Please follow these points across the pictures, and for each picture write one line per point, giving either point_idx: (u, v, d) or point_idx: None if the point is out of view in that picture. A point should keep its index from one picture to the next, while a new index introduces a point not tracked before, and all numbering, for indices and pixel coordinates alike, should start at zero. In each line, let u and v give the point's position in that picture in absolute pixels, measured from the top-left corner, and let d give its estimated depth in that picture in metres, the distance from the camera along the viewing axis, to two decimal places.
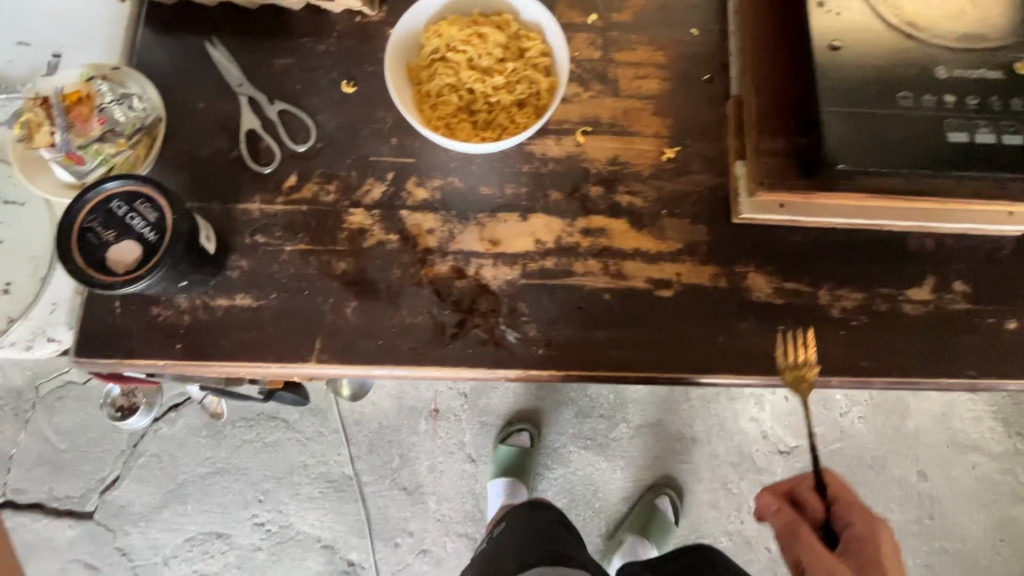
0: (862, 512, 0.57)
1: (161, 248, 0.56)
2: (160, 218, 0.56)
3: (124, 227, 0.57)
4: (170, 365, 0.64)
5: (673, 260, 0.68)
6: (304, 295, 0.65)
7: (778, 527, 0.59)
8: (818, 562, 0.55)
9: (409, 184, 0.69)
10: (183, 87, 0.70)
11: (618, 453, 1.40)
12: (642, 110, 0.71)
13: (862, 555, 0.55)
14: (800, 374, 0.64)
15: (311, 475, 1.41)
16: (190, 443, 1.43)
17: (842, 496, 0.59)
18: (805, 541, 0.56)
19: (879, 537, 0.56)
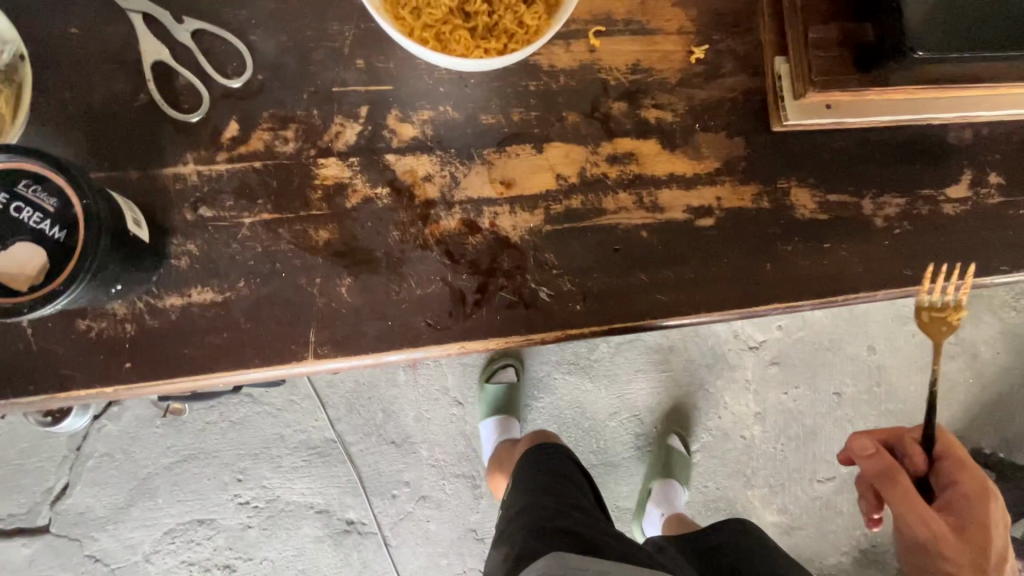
0: (972, 474, 0.55)
1: (74, 254, 0.40)
2: (64, 205, 0.40)
3: (12, 224, 0.40)
4: (121, 389, 0.50)
5: (712, 182, 0.59)
6: (283, 278, 0.52)
7: (872, 470, 0.57)
8: (911, 511, 0.54)
9: (390, 120, 0.54)
10: (46, 8, 0.50)
11: (603, 373, 1.39)
12: (661, 0, 0.59)
13: (962, 514, 0.54)
14: (939, 316, 0.60)
15: (291, 445, 1.31)
16: (145, 435, 1.27)
17: (950, 453, 0.57)
18: (901, 489, 0.55)
19: (986, 499, 0.54)
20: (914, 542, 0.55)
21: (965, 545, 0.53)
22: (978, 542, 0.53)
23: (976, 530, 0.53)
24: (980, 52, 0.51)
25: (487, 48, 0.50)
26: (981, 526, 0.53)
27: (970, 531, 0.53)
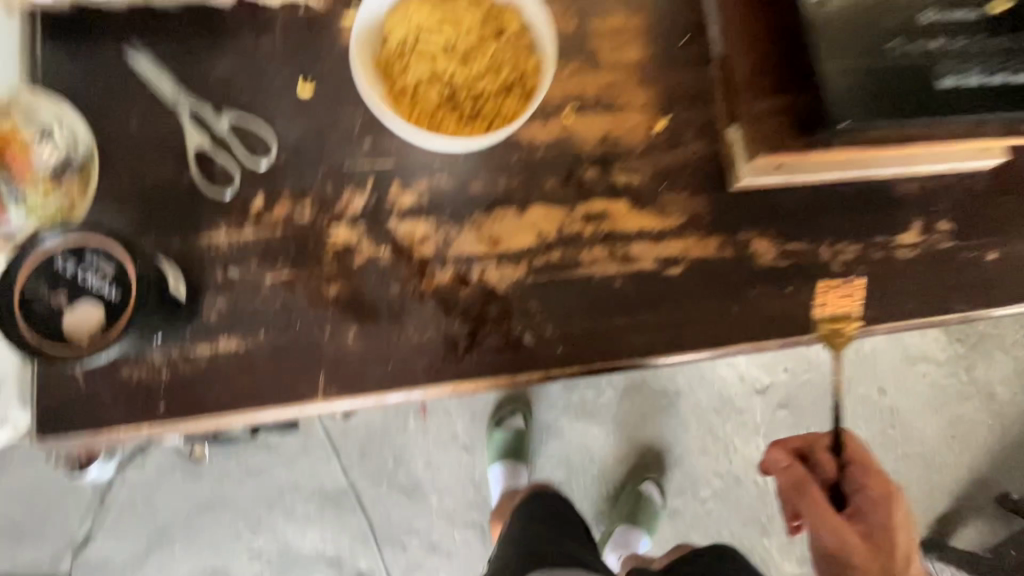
0: (875, 478, 0.64)
1: (127, 310, 0.48)
2: (120, 270, 0.48)
3: (77, 286, 0.48)
4: (155, 428, 0.57)
5: (678, 236, 0.66)
6: (297, 328, 0.59)
7: (786, 481, 0.66)
8: (819, 515, 0.62)
9: (392, 191, 0.63)
10: (110, 108, 0.61)
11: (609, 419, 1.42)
12: (626, 82, 0.68)
13: (869, 517, 0.63)
14: (837, 328, 0.66)
15: (305, 494, 1.35)
16: (166, 484, 1.32)
17: (855, 459, 0.66)
18: (809, 497, 0.63)
19: (890, 503, 0.63)
20: (831, 553, 0.62)
21: (873, 550, 0.61)
22: (885, 545, 0.61)
23: (881, 533, 0.62)
24: (901, 121, 0.57)
25: (470, 130, 0.58)
26: (885, 529, 0.62)
27: (877, 536, 0.62)
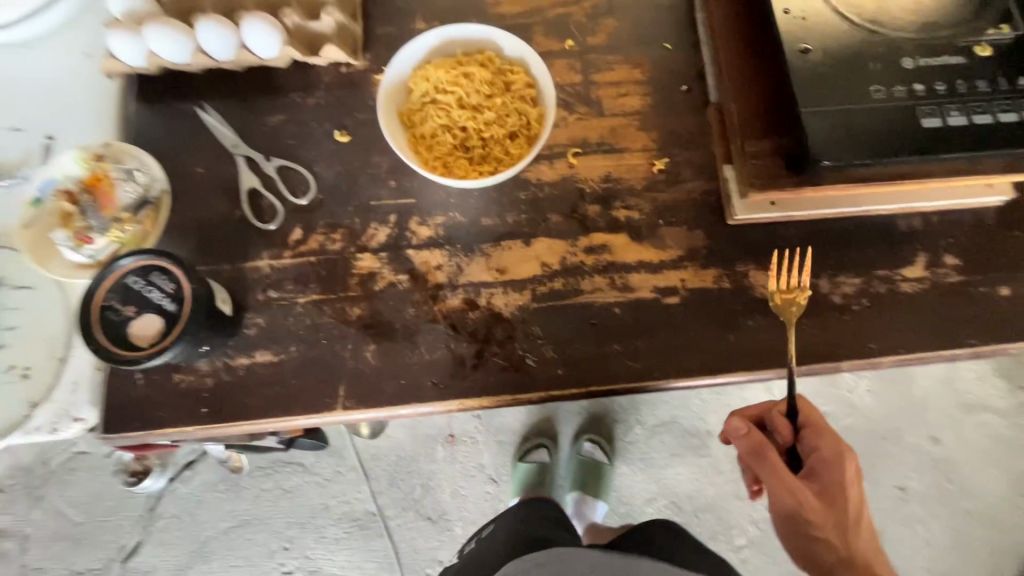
0: (829, 440, 0.65)
1: (182, 320, 0.56)
2: (179, 287, 0.57)
3: (142, 300, 0.57)
4: (197, 430, 0.65)
5: (675, 267, 0.70)
6: (323, 344, 0.67)
7: (746, 448, 0.66)
8: (777, 478, 0.63)
9: (412, 224, 0.71)
10: (181, 156, 0.73)
11: (636, 456, 1.41)
12: (627, 127, 0.74)
13: (822, 477, 0.64)
14: (790, 298, 0.67)
15: (334, 516, 1.41)
16: (209, 499, 1.42)
17: (811, 424, 0.66)
18: (768, 462, 0.64)
19: (842, 463, 0.63)
20: (787, 512, 0.64)
21: (826, 507, 0.63)
22: (837, 502, 0.63)
23: (834, 492, 0.63)
24: (883, 159, 0.60)
25: (480, 172, 0.66)
26: (838, 487, 0.63)
27: (832, 493, 0.64)
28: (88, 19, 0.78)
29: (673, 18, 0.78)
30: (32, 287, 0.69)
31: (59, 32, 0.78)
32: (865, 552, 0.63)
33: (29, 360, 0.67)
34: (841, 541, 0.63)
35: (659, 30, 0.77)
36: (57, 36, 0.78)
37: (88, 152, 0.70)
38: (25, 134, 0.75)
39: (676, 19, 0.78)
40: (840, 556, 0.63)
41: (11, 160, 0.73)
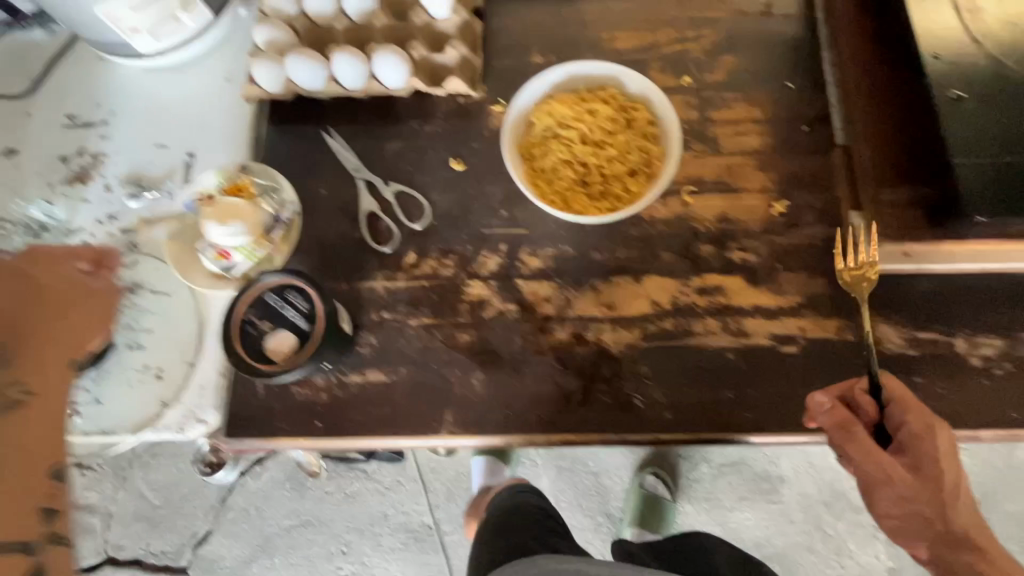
0: (919, 412, 0.56)
1: (314, 339, 0.59)
2: (311, 307, 0.60)
3: (277, 317, 0.60)
4: (310, 443, 0.67)
5: (795, 314, 0.67)
6: (432, 368, 0.68)
7: (830, 424, 0.58)
8: (865, 455, 0.56)
9: (523, 254, 0.71)
10: (307, 179, 0.77)
11: (701, 496, 1.35)
12: (746, 166, 0.72)
13: (913, 451, 0.56)
14: (860, 275, 0.65)
15: (392, 526, 1.43)
16: (276, 496, 1.47)
17: (897, 397, 0.58)
18: (855, 438, 0.56)
19: (936, 435, 0.55)
20: (874, 488, 0.56)
21: (918, 481, 0.55)
22: (933, 478, 0.55)
23: (928, 467, 0.55)
24: None
25: (600, 209, 0.65)
26: (933, 460, 0.55)
27: (925, 468, 0.55)
28: (231, 47, 0.84)
29: (796, 56, 0.76)
30: (168, 293, 0.74)
31: (205, 59, 0.84)
32: (973, 532, 0.54)
33: (160, 361, 0.71)
34: (942, 518, 0.54)
35: (781, 69, 0.76)
36: (204, 63, 0.84)
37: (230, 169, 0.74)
38: (170, 151, 0.81)
39: (799, 58, 0.76)
40: (942, 536, 0.54)
41: (157, 175, 0.79)
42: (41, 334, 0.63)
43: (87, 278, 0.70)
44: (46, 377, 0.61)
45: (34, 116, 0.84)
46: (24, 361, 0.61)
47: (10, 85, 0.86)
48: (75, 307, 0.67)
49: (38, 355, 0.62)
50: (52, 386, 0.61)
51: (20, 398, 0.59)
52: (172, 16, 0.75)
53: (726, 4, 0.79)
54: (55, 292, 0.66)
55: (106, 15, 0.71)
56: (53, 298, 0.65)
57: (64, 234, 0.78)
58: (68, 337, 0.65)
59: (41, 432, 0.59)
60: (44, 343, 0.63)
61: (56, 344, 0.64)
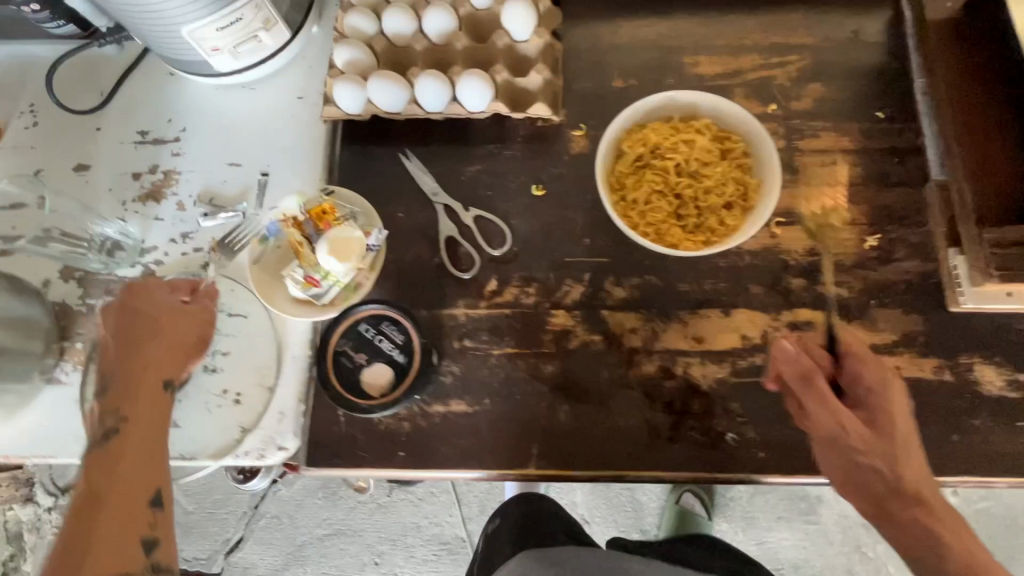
0: (875, 365, 0.57)
1: (412, 372, 0.66)
2: (406, 339, 0.67)
3: (372, 349, 0.67)
4: (393, 473, 0.66)
5: (890, 353, 0.66)
6: (517, 399, 0.67)
7: (792, 373, 0.58)
8: (824, 408, 0.56)
9: (607, 284, 0.70)
10: (384, 201, 0.76)
11: (738, 513, 1.33)
12: (836, 198, 0.71)
13: (868, 404, 0.57)
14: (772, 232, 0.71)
15: (425, 537, 1.42)
16: (308, 504, 1.46)
17: (856, 350, 0.58)
18: (816, 391, 0.56)
19: (890, 388, 0.56)
20: (832, 441, 0.56)
21: (873, 435, 0.56)
22: (889, 431, 0.56)
23: (882, 421, 0.56)
24: None
25: (696, 240, 0.64)
26: (887, 413, 0.56)
27: (880, 421, 0.56)
28: (303, 65, 0.84)
29: (885, 85, 0.74)
30: (245, 316, 0.73)
31: (277, 76, 0.84)
32: (918, 486, 0.55)
33: (238, 385, 0.71)
34: (893, 473, 0.55)
35: (869, 98, 0.74)
36: (276, 80, 0.83)
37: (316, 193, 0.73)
38: (243, 170, 0.80)
39: (888, 87, 0.74)
40: (890, 490, 0.55)
41: (232, 194, 0.79)
42: (136, 366, 0.59)
43: (186, 305, 0.64)
44: (140, 412, 0.57)
45: (104, 131, 0.84)
46: (121, 396, 0.57)
47: (80, 100, 0.85)
48: (172, 335, 0.62)
49: (130, 390, 0.58)
50: (146, 421, 0.57)
51: (113, 429, 0.55)
52: (253, 36, 0.74)
53: (812, 29, 0.77)
54: (151, 322, 0.62)
55: (191, 35, 0.70)
56: (148, 328, 0.61)
57: (138, 253, 0.78)
58: (163, 365, 0.60)
59: (137, 472, 0.54)
60: (137, 376, 0.58)
61: (151, 376, 0.59)
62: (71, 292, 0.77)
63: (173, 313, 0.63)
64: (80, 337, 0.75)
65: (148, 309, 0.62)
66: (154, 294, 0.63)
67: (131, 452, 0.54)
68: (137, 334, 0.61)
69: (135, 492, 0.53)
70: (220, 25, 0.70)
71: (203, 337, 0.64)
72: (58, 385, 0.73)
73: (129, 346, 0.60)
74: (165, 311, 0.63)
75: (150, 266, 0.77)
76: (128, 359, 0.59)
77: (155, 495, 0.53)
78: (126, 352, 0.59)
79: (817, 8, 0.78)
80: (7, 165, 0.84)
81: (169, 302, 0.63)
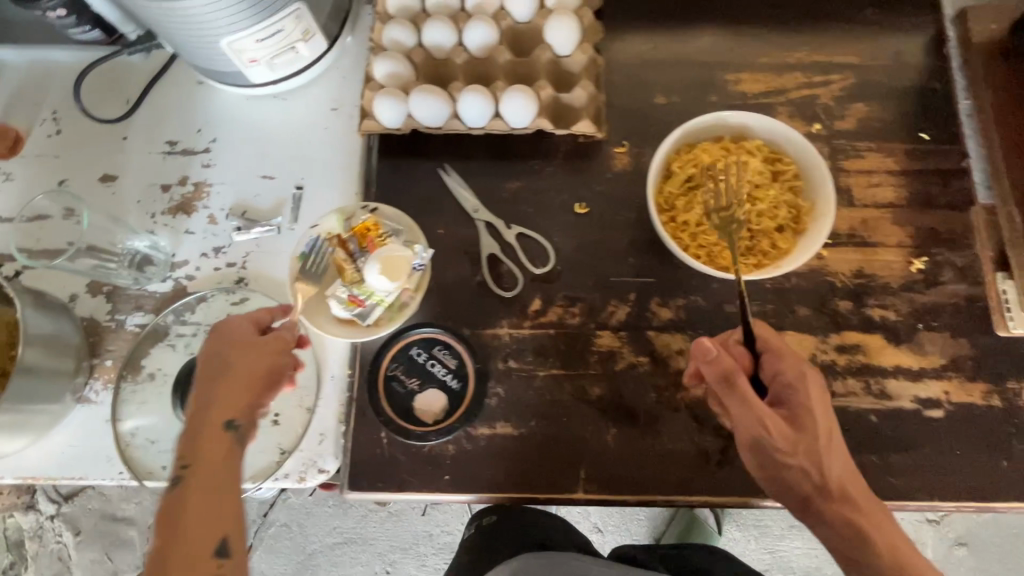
0: (792, 360, 0.55)
1: (466, 396, 0.67)
2: (460, 363, 0.69)
3: (425, 374, 0.68)
4: (438, 498, 0.65)
5: (938, 377, 0.66)
6: (563, 422, 0.66)
7: (713, 374, 0.55)
8: (747, 411, 0.53)
9: (653, 305, 0.69)
10: (424, 217, 0.74)
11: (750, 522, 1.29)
12: (882, 220, 0.71)
13: (789, 402, 0.55)
14: None
15: (436, 545, 1.39)
16: (318, 512, 1.41)
17: (771, 346, 0.56)
18: (739, 393, 0.53)
19: (808, 386, 0.54)
20: (754, 444, 0.54)
21: (795, 434, 0.53)
22: (809, 429, 0.53)
23: (804, 417, 0.54)
24: None
25: (749, 262, 0.64)
26: (808, 410, 0.54)
27: (800, 417, 0.54)
28: (337, 76, 0.82)
29: (930, 105, 0.74)
30: None
31: (311, 86, 0.82)
32: (843, 481, 0.54)
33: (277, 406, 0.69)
34: (819, 472, 0.53)
35: (914, 118, 0.74)
36: (309, 90, 0.82)
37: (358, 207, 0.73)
38: (277, 182, 0.78)
39: (933, 107, 0.74)
40: (818, 487, 0.53)
41: (267, 208, 0.77)
42: (206, 406, 0.55)
43: (256, 338, 0.59)
44: (206, 456, 0.53)
45: (131, 141, 0.81)
46: (189, 437, 0.54)
47: (106, 108, 0.83)
48: (239, 370, 0.57)
49: (198, 432, 0.54)
50: (213, 464, 0.53)
51: (179, 472, 0.53)
52: (291, 47, 0.73)
53: (855, 47, 0.77)
54: (221, 357, 0.57)
55: (230, 46, 0.68)
56: (215, 366, 0.57)
57: (169, 268, 0.76)
58: (229, 404, 0.55)
59: (201, 521, 0.50)
60: (206, 416, 0.55)
61: (217, 416, 0.55)
62: (99, 307, 0.74)
63: (242, 345, 0.58)
64: (110, 354, 0.73)
65: (217, 343, 0.58)
66: (226, 329, 0.59)
67: (196, 497, 0.51)
68: (207, 372, 0.57)
69: (198, 543, 0.50)
70: (260, 37, 0.68)
71: (270, 370, 0.58)
72: (88, 404, 0.71)
73: (202, 385, 0.56)
74: (234, 345, 0.58)
75: (182, 282, 0.75)
76: (198, 398, 0.56)
77: (218, 543, 0.50)
78: (198, 392, 0.56)
79: (860, 26, 0.78)
80: (29, 173, 0.81)
81: (238, 335, 0.59)
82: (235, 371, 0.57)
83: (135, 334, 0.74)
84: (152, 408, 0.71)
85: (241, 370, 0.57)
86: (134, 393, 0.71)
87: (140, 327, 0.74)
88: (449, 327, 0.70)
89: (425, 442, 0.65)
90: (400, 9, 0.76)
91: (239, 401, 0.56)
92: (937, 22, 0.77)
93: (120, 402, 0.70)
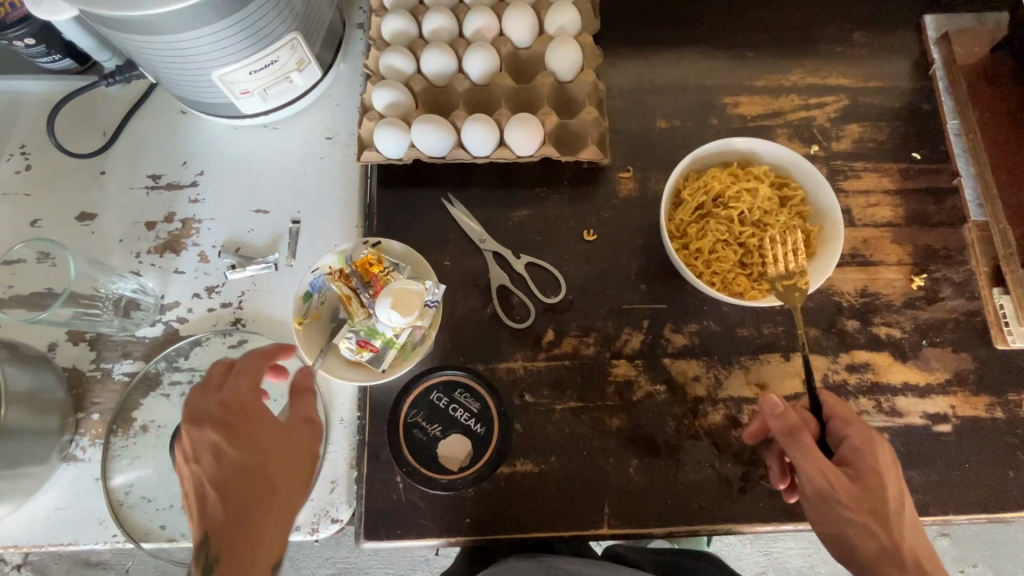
0: (860, 427, 0.56)
1: (491, 440, 0.65)
2: (482, 407, 0.67)
3: (446, 417, 0.66)
4: (458, 542, 0.63)
5: (945, 392, 0.67)
6: (584, 456, 0.65)
7: (780, 428, 0.56)
8: (811, 466, 0.53)
9: (667, 331, 0.69)
10: (430, 249, 0.72)
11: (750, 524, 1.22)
12: (882, 239, 0.72)
13: (855, 462, 0.54)
14: None
15: (434, 570, 1.19)
16: (308, 543, 1.20)
17: (838, 412, 0.57)
18: (804, 448, 0.54)
19: (876, 448, 0.54)
20: (818, 499, 0.54)
21: (861, 493, 0.53)
22: (877, 493, 0.53)
23: (870, 480, 0.53)
24: None
25: (793, 285, 0.63)
26: (875, 472, 0.54)
27: (868, 481, 0.54)
28: (330, 104, 0.79)
29: (919, 126, 0.77)
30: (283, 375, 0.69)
31: (302, 115, 0.79)
32: (913, 546, 0.53)
33: None
34: (886, 531, 0.53)
35: (905, 139, 0.76)
36: (300, 119, 0.79)
37: (358, 241, 0.69)
38: (269, 217, 0.75)
39: (921, 127, 0.76)
40: (886, 550, 0.53)
41: (261, 245, 0.74)
42: (241, 532, 0.48)
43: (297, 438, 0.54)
44: None
45: (109, 176, 0.76)
46: (224, 532, 0.48)
47: (80, 141, 0.78)
48: (269, 453, 0.51)
49: (237, 560, 0.47)
50: None
51: None
52: (285, 77, 0.70)
53: (847, 69, 0.79)
54: (257, 469, 0.50)
55: (222, 78, 0.65)
56: (239, 454, 0.50)
57: (157, 311, 0.71)
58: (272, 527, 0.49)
59: None
60: (245, 544, 0.48)
61: (256, 511, 0.49)
62: (81, 356, 0.69)
63: (279, 450, 0.52)
64: (97, 407, 0.68)
65: (234, 425, 0.52)
66: (262, 432, 0.52)
67: None
68: (242, 483, 0.50)
69: None
70: (254, 68, 0.65)
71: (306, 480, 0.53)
72: (75, 462, 0.66)
73: (233, 503, 0.49)
74: (268, 447, 0.52)
75: (171, 325, 0.71)
76: (228, 517, 0.49)
77: None
78: (231, 511, 0.49)
79: (850, 48, 0.79)
80: None
81: (260, 413, 0.53)
82: (268, 457, 0.51)
83: (123, 383, 0.69)
84: (145, 462, 0.66)
85: (278, 481, 0.51)
86: (125, 448, 0.67)
87: (129, 376, 0.69)
88: (467, 367, 0.68)
89: (454, 490, 0.64)
90: (396, 35, 0.74)
91: (279, 489, 0.51)
92: (920, 46, 0.80)
93: (109, 458, 0.65)
